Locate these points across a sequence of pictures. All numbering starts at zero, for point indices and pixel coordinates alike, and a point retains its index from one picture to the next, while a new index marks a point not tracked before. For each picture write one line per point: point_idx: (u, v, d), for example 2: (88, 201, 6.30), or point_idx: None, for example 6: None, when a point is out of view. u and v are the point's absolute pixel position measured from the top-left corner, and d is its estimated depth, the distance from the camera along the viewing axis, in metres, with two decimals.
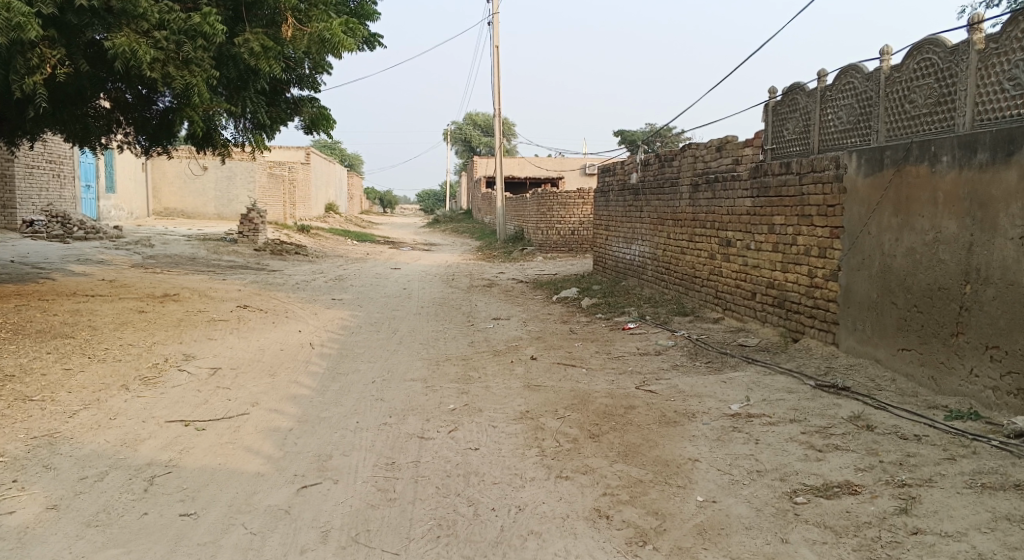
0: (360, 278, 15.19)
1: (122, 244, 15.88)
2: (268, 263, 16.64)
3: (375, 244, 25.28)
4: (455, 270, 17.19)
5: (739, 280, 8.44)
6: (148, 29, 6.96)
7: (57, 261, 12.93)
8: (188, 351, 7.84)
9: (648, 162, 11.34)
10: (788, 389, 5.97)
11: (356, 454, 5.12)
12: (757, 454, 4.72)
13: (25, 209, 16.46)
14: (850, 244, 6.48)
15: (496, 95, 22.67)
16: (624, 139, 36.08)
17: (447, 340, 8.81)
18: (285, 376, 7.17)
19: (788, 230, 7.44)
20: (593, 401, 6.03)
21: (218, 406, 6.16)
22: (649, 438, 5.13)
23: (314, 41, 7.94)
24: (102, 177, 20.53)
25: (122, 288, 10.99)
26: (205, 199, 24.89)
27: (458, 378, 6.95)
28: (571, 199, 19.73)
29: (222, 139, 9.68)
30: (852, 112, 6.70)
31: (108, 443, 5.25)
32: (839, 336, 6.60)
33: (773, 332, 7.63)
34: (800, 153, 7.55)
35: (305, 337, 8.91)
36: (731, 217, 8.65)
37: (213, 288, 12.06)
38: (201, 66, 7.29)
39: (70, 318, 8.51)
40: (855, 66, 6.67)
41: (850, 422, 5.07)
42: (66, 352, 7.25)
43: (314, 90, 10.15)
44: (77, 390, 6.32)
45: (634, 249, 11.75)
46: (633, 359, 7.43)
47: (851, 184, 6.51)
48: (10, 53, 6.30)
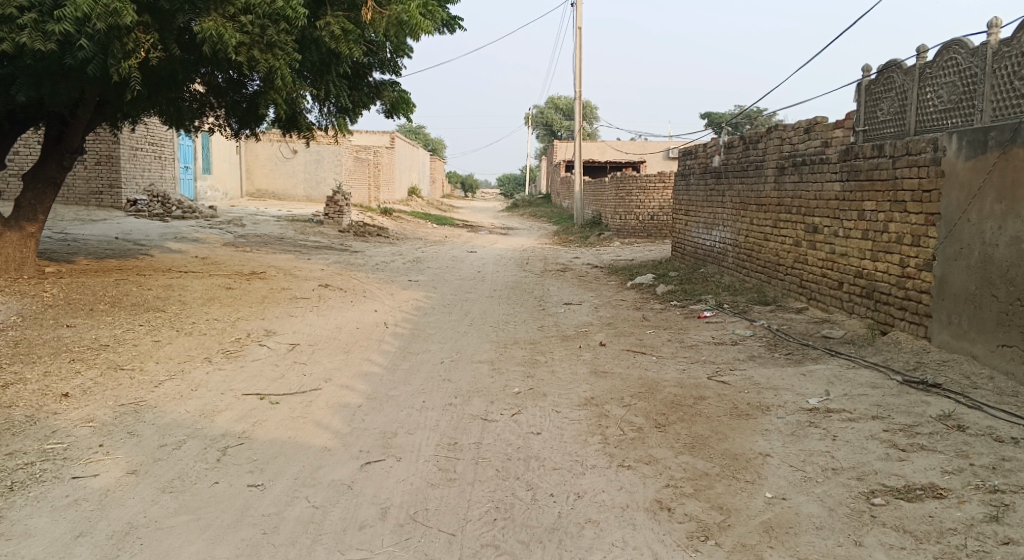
0: (437, 260, 15.32)
1: (216, 223, 16.53)
2: (350, 243, 17.02)
3: (455, 227, 25.48)
4: (531, 254, 17.13)
5: (825, 269, 8.04)
6: (235, 13, 7.10)
7: (155, 238, 13.56)
8: (269, 327, 8.06)
9: (732, 145, 10.94)
10: (872, 384, 5.65)
11: (420, 433, 5.14)
12: (834, 451, 4.47)
13: (130, 188, 17.26)
14: (947, 232, 6.07)
15: (578, 76, 22.34)
16: (711, 122, 35.11)
17: (517, 323, 8.76)
18: (358, 353, 7.28)
19: (880, 216, 7.02)
20: (661, 389, 5.86)
21: (292, 381, 6.31)
22: (717, 430, 4.94)
23: (393, 24, 7.98)
24: (199, 159, 21.43)
25: (213, 265, 11.41)
26: (294, 181, 25.65)
27: (525, 361, 6.90)
28: (652, 183, 19.26)
29: (306, 122, 9.88)
30: (954, 90, 6.24)
31: (187, 412, 5.44)
32: (931, 330, 6.20)
33: (859, 324, 7.23)
34: (895, 134, 7.11)
35: (380, 317, 9.02)
36: (819, 202, 8.25)
37: (297, 268, 12.38)
38: (284, 49, 7.40)
39: (162, 292, 8.88)
40: (958, 40, 6.21)
41: (939, 421, 4.74)
42: (156, 325, 7.55)
43: (395, 73, 10.21)
44: (164, 360, 6.59)
45: (714, 235, 11.41)
46: (707, 349, 7.19)
47: (950, 167, 6.08)
48: (108, 38, 6.47)
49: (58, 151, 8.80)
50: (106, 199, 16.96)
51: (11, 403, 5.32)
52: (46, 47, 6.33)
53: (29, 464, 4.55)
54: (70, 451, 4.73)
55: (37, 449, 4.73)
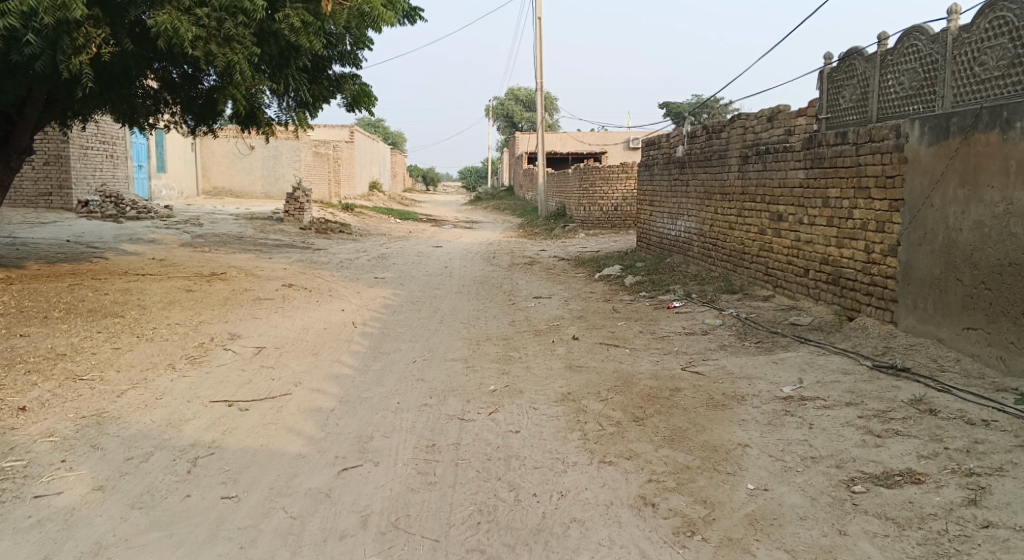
0: (402, 256, 15.16)
1: (173, 224, 16.15)
2: (312, 241, 16.76)
3: (418, 222, 25.26)
4: (497, 248, 17.06)
5: (791, 256, 8.12)
6: (190, 7, 6.89)
7: (110, 240, 13.17)
8: (234, 330, 7.87)
9: (695, 134, 10.99)
10: (843, 370, 5.72)
11: (396, 436, 5.05)
12: (811, 440, 4.50)
13: (81, 190, 16.76)
14: (911, 217, 6.16)
15: (537, 67, 22.27)
16: (670, 111, 35.33)
17: (487, 319, 8.70)
18: (328, 355, 7.14)
19: (844, 203, 7.11)
20: (637, 382, 5.86)
21: (262, 386, 6.16)
22: (695, 422, 4.95)
23: (355, 15, 7.86)
24: (153, 158, 20.92)
25: (171, 267, 11.12)
26: (252, 178, 25.20)
27: (498, 358, 6.84)
28: (614, 173, 19.30)
29: (266, 118, 9.67)
30: (915, 77, 6.33)
31: (154, 423, 5.27)
32: (898, 314, 6.30)
33: (827, 310, 7.31)
34: (857, 121, 7.19)
35: (348, 316, 8.88)
36: (783, 190, 8.32)
37: (259, 267, 12.14)
38: (242, 43, 7.22)
39: (120, 297, 8.62)
40: (918, 27, 6.30)
41: (912, 406, 4.81)
42: (116, 331, 7.32)
43: (356, 66, 10.04)
44: (126, 369, 6.38)
45: (679, 224, 11.46)
46: (679, 339, 7.21)
47: (913, 153, 6.16)
48: (56, 33, 6.22)
49: (5, 152, 8.46)
50: (56, 201, 16.43)
51: None
52: None
53: None
54: (31, 469, 4.54)
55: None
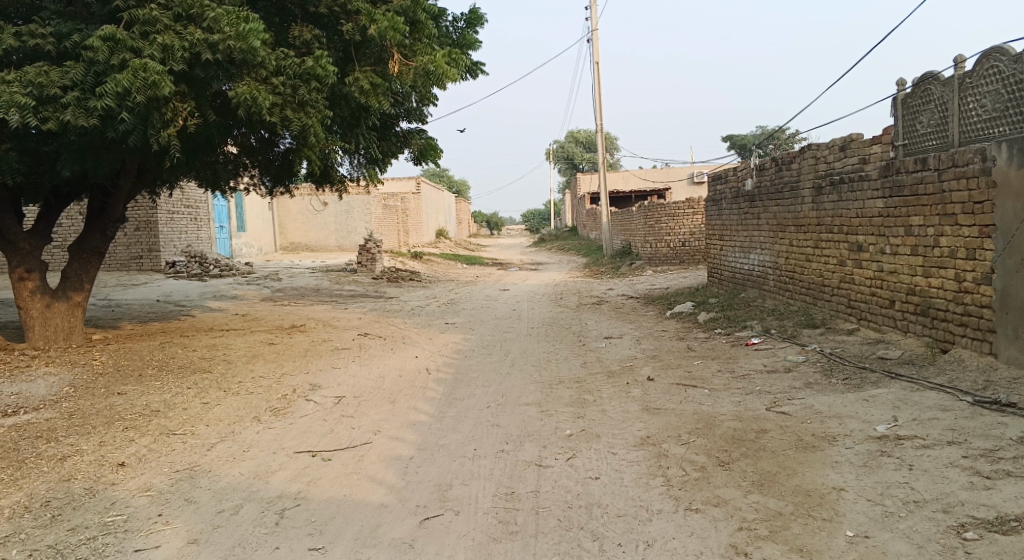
0: (472, 300, 15.30)
1: (253, 279, 16.73)
2: (385, 290, 17.08)
3: (485, 266, 25.49)
4: (565, 289, 17.03)
5: (874, 287, 7.83)
6: (267, 76, 7.22)
7: (195, 298, 13.73)
8: (314, 381, 8.03)
9: (764, 167, 10.81)
10: (941, 406, 5.42)
11: (476, 484, 5.03)
12: (912, 482, 4.28)
13: (168, 251, 17.58)
14: (1004, 244, 5.88)
15: (598, 109, 22.40)
16: (734, 144, 34.97)
17: (560, 361, 8.64)
18: (404, 402, 7.19)
19: (928, 231, 6.83)
20: (719, 424, 5.68)
21: (342, 435, 6.24)
22: (785, 465, 4.77)
23: (420, 75, 8.04)
24: (233, 218, 21.79)
25: (253, 321, 11.49)
26: (327, 232, 25.96)
27: (573, 401, 6.75)
28: (681, 210, 19.11)
29: (339, 175, 9.96)
30: (998, 99, 6.11)
31: (242, 475, 5.39)
32: (997, 345, 5.98)
33: (917, 342, 6.98)
34: (938, 147, 6.95)
35: (422, 363, 8.96)
36: (861, 220, 8.07)
37: (335, 318, 12.42)
38: (315, 107, 7.52)
39: (207, 352, 8.92)
40: (998, 48, 6.09)
41: (1021, 444, 4.52)
42: (204, 387, 7.56)
43: (422, 121, 10.29)
44: (214, 423, 6.56)
45: (752, 258, 11.23)
46: (761, 378, 6.99)
47: (1001, 177, 5.91)
48: (147, 110, 6.56)
49: (101, 221, 8.93)
50: (146, 263, 17.24)
51: (70, 476, 5.32)
52: (89, 122, 6.50)
53: (91, 538, 4.52)
54: (130, 523, 4.70)
55: (98, 522, 4.70)
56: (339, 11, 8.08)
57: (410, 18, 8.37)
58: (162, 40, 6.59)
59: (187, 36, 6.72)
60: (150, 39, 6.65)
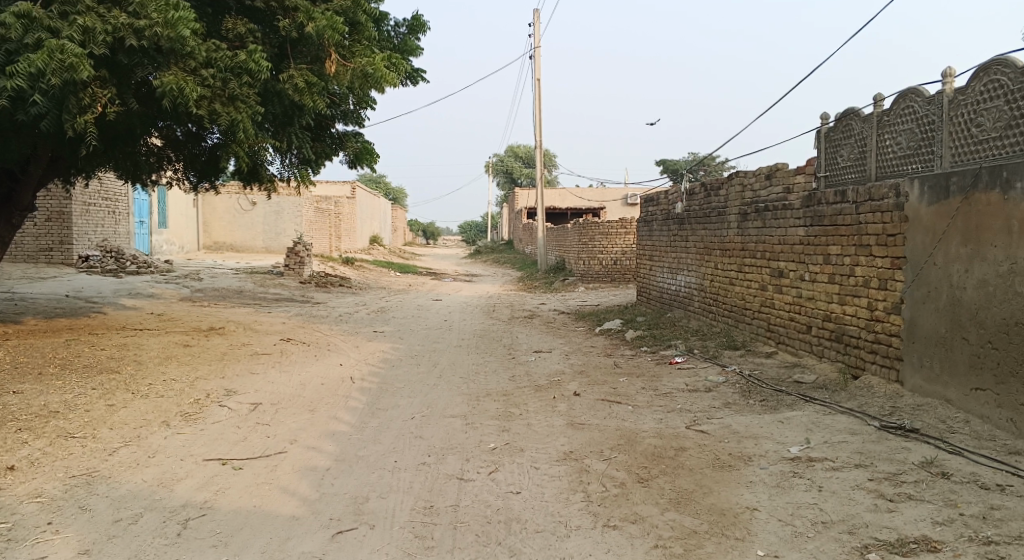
0: (401, 309, 15.10)
1: (173, 278, 16.13)
2: (312, 295, 16.70)
3: (417, 276, 25.26)
4: (496, 301, 17.01)
5: (793, 313, 8.07)
6: (196, 67, 6.97)
7: (109, 295, 13.13)
8: (230, 386, 7.75)
9: (694, 192, 11.06)
10: (851, 430, 5.60)
11: (392, 497, 4.92)
12: (821, 503, 4.39)
13: (82, 245, 16.80)
14: (914, 275, 6.13)
15: (536, 125, 22.56)
16: (667, 168, 35.77)
17: (486, 374, 8.58)
18: (324, 411, 7.01)
19: (845, 260, 7.08)
20: (641, 441, 5.73)
21: (256, 444, 6.02)
22: (702, 484, 4.83)
23: (357, 77, 7.88)
24: (155, 214, 21.00)
25: (170, 322, 11.05)
26: (254, 233, 25.30)
27: (498, 415, 6.70)
28: (613, 229, 19.35)
29: (268, 175, 9.70)
30: (912, 137, 6.39)
31: (145, 483, 5.14)
32: (904, 373, 6.22)
33: (831, 368, 7.20)
34: (856, 180, 7.22)
35: (346, 371, 8.76)
36: (783, 247, 8.32)
37: (258, 322, 12.05)
38: (246, 103, 7.29)
39: (117, 353, 8.51)
40: (914, 89, 6.38)
41: (923, 469, 4.70)
42: (111, 388, 7.20)
43: (358, 125, 10.14)
44: (119, 426, 6.25)
45: (679, 279, 11.44)
46: (682, 397, 7.10)
47: (913, 212, 6.17)
48: (63, 94, 6.27)
49: (8, 209, 8.45)
50: (57, 256, 16.42)
51: None
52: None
53: None
54: (15, 532, 4.41)
55: None
56: (277, 6, 7.92)
57: (351, 19, 8.29)
58: (83, 22, 6.31)
59: (111, 20, 6.45)
60: (70, 20, 6.35)
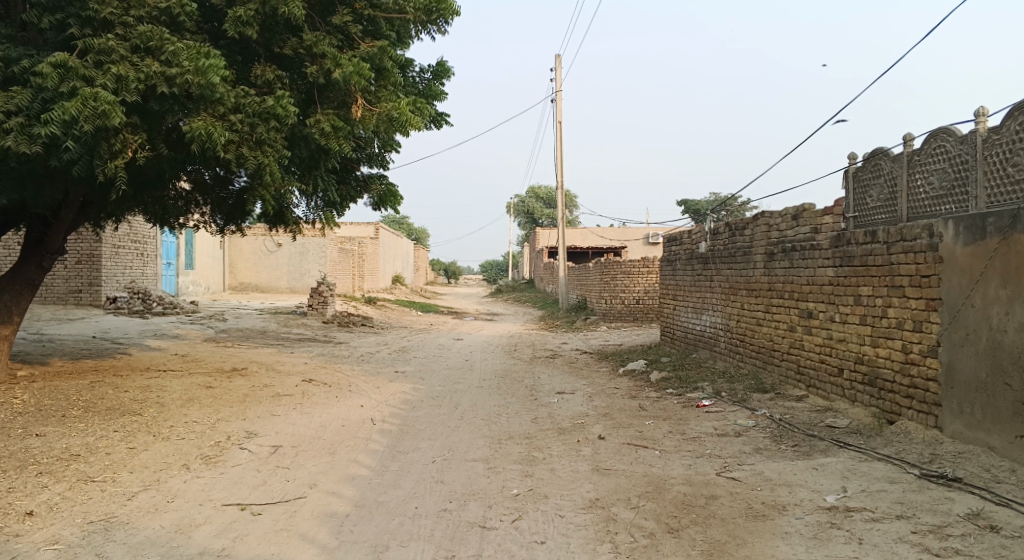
0: (423, 349, 15.03)
1: (197, 319, 16.22)
2: (334, 335, 16.70)
3: (439, 315, 25.23)
4: (519, 341, 16.90)
5: (823, 355, 7.87)
6: (225, 113, 7.05)
7: (135, 336, 13.21)
8: (250, 428, 7.68)
9: (718, 231, 10.95)
10: (889, 478, 5.39)
11: (414, 545, 4.79)
12: (862, 557, 4.22)
13: (110, 286, 16.99)
14: (951, 317, 5.96)
15: (558, 166, 22.66)
16: (689, 208, 35.71)
17: (509, 416, 8.44)
18: (345, 454, 6.90)
19: (877, 301, 6.92)
20: (669, 488, 5.56)
21: (275, 488, 5.92)
22: (735, 534, 4.65)
23: (383, 121, 7.95)
24: (181, 255, 21.25)
25: (193, 362, 11.06)
26: (278, 273, 25.49)
27: (522, 459, 6.55)
28: (636, 268, 19.24)
29: (293, 217, 9.76)
30: (944, 177, 6.26)
31: (162, 529, 5.06)
32: (942, 419, 6.01)
33: (864, 412, 6.99)
34: (886, 220, 7.09)
35: (367, 413, 8.67)
36: (811, 287, 8.16)
37: (280, 362, 12.02)
38: (273, 147, 7.35)
39: (140, 394, 8.50)
40: (945, 128, 6.28)
41: (969, 521, 4.52)
42: (132, 430, 7.16)
43: (383, 167, 10.20)
44: (139, 470, 6.19)
45: (704, 319, 11.28)
46: (711, 441, 6.91)
47: (948, 253, 6.02)
48: (95, 140, 6.35)
49: (39, 252, 8.55)
50: (85, 297, 16.60)
51: None
52: (32, 149, 6.22)
53: None
54: None
55: None
56: (305, 53, 8.03)
57: (376, 65, 8.35)
58: (117, 71, 6.43)
59: (143, 68, 6.58)
60: (104, 69, 6.47)
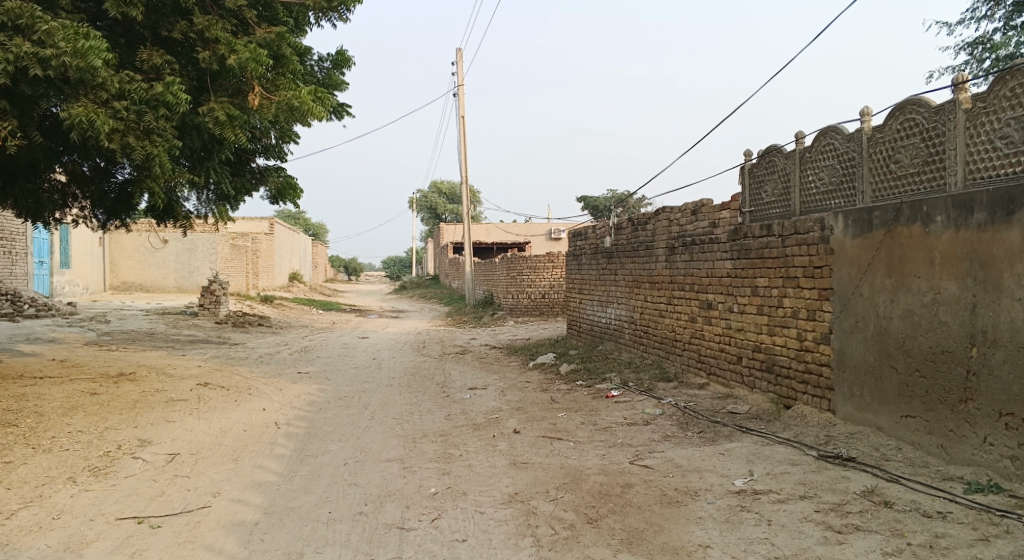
0: (327, 348, 14.66)
1: (77, 321, 15.24)
2: (230, 336, 16.06)
3: (342, 313, 24.69)
4: (426, 337, 16.74)
5: (723, 344, 8.19)
6: (108, 99, 6.63)
7: (6, 341, 12.26)
8: (143, 436, 7.27)
9: (621, 226, 11.19)
10: (790, 460, 5.67)
11: (330, 551, 4.66)
12: (772, 537, 4.44)
13: None
14: (841, 306, 6.31)
15: (462, 161, 22.58)
16: (590, 204, 36.42)
17: (422, 413, 8.35)
18: (249, 460, 6.64)
19: (773, 292, 7.25)
20: (586, 479, 5.64)
21: (175, 499, 5.63)
22: (652, 521, 4.78)
23: (282, 110, 7.66)
24: (56, 253, 19.89)
25: (74, 368, 10.36)
26: (165, 272, 24.30)
27: (437, 457, 6.49)
28: (541, 263, 19.45)
29: (184, 212, 9.29)
30: (833, 173, 6.62)
31: (49, 548, 4.73)
32: (835, 402, 6.36)
33: (763, 398, 7.32)
34: (781, 214, 7.43)
35: (270, 417, 8.36)
36: (711, 279, 8.47)
37: (171, 365, 11.43)
38: (163, 136, 6.96)
39: (15, 404, 7.89)
40: (834, 127, 6.64)
41: (865, 498, 4.82)
42: (8, 443, 6.65)
43: (280, 159, 9.87)
44: (18, 485, 5.76)
45: (610, 312, 11.51)
46: (622, 431, 7.05)
47: (838, 245, 6.37)
48: None
49: None
50: None
51: None
52: None
53: None
54: None
55: None
56: (196, 38, 7.62)
57: (274, 52, 8.06)
58: None
59: (13, 48, 6.04)
60: None
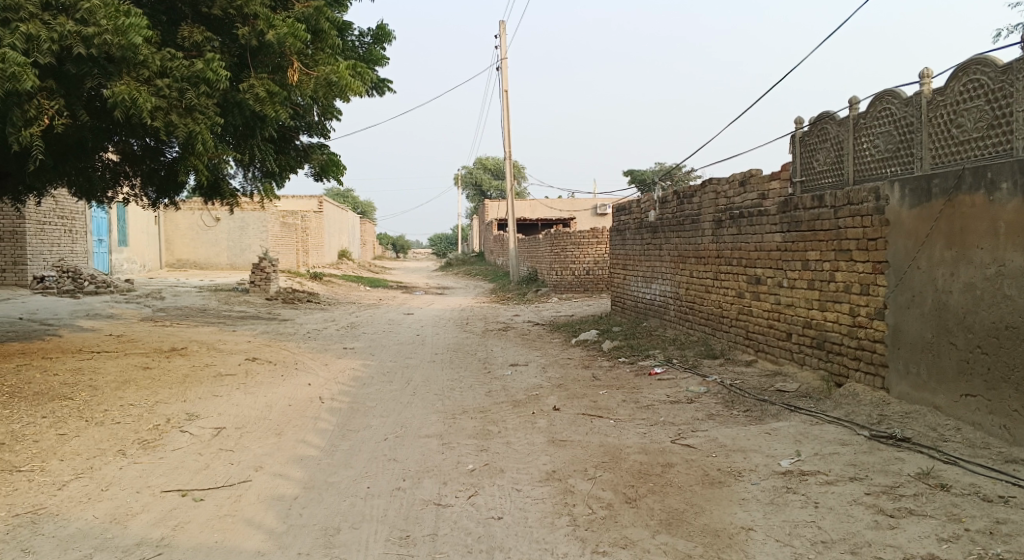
0: (372, 324, 14.74)
1: (133, 297, 15.63)
2: (278, 312, 16.29)
3: (388, 290, 24.86)
4: (470, 314, 16.72)
5: (771, 320, 7.92)
6: (149, 77, 6.66)
7: (66, 317, 12.62)
8: (190, 410, 7.38)
9: (666, 200, 10.95)
10: (840, 441, 5.44)
11: (366, 527, 4.64)
12: (819, 521, 4.26)
13: (37, 266, 16.24)
14: (897, 280, 6.01)
15: (506, 136, 22.37)
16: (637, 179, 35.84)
17: (463, 390, 8.30)
18: (292, 435, 6.68)
19: (824, 265, 6.96)
20: (626, 458, 5.51)
21: (218, 472, 5.69)
22: (693, 502, 4.63)
23: (321, 85, 7.64)
24: (114, 231, 20.42)
25: (129, 343, 10.60)
26: (218, 249, 24.77)
27: (476, 433, 6.43)
28: (586, 239, 19.20)
29: (230, 189, 9.35)
30: (890, 140, 6.28)
31: (95, 519, 4.81)
32: (889, 380, 6.09)
33: (813, 376, 7.06)
34: (833, 184, 7.11)
35: (315, 392, 8.42)
36: (759, 253, 8.19)
37: (222, 341, 11.63)
38: (205, 113, 6.97)
39: (70, 377, 8.09)
40: (891, 91, 6.28)
41: (920, 481, 4.59)
42: (62, 416, 6.81)
43: (323, 135, 9.86)
44: (70, 457, 5.89)
45: (655, 288, 11.28)
46: (665, 409, 6.89)
47: (895, 216, 6.05)
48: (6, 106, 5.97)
49: None
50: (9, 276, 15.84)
51: None
52: None
53: None
54: None
55: None
56: (235, 14, 7.60)
57: (313, 27, 8.03)
58: (27, 30, 5.97)
59: (57, 27, 6.11)
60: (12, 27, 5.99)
